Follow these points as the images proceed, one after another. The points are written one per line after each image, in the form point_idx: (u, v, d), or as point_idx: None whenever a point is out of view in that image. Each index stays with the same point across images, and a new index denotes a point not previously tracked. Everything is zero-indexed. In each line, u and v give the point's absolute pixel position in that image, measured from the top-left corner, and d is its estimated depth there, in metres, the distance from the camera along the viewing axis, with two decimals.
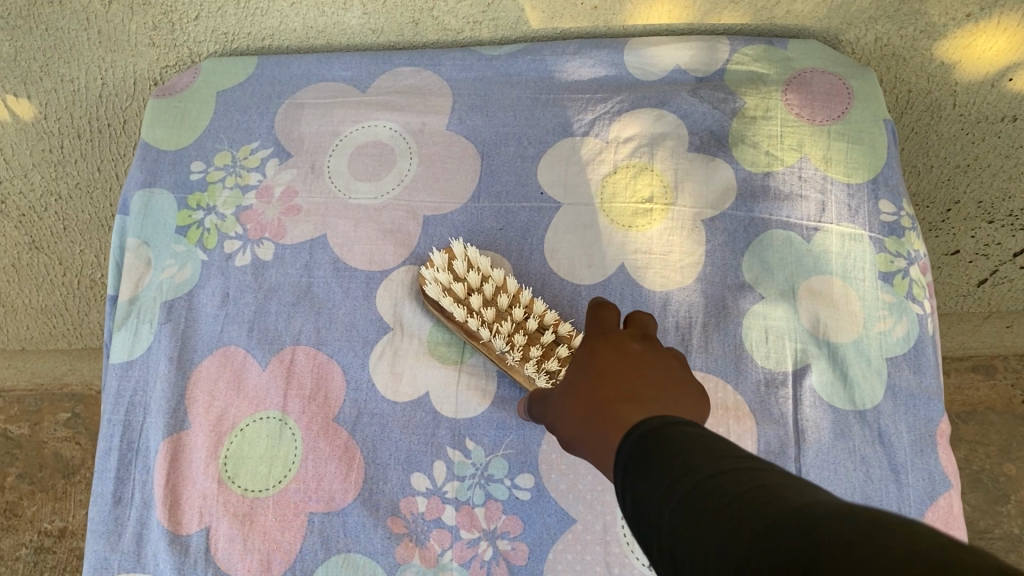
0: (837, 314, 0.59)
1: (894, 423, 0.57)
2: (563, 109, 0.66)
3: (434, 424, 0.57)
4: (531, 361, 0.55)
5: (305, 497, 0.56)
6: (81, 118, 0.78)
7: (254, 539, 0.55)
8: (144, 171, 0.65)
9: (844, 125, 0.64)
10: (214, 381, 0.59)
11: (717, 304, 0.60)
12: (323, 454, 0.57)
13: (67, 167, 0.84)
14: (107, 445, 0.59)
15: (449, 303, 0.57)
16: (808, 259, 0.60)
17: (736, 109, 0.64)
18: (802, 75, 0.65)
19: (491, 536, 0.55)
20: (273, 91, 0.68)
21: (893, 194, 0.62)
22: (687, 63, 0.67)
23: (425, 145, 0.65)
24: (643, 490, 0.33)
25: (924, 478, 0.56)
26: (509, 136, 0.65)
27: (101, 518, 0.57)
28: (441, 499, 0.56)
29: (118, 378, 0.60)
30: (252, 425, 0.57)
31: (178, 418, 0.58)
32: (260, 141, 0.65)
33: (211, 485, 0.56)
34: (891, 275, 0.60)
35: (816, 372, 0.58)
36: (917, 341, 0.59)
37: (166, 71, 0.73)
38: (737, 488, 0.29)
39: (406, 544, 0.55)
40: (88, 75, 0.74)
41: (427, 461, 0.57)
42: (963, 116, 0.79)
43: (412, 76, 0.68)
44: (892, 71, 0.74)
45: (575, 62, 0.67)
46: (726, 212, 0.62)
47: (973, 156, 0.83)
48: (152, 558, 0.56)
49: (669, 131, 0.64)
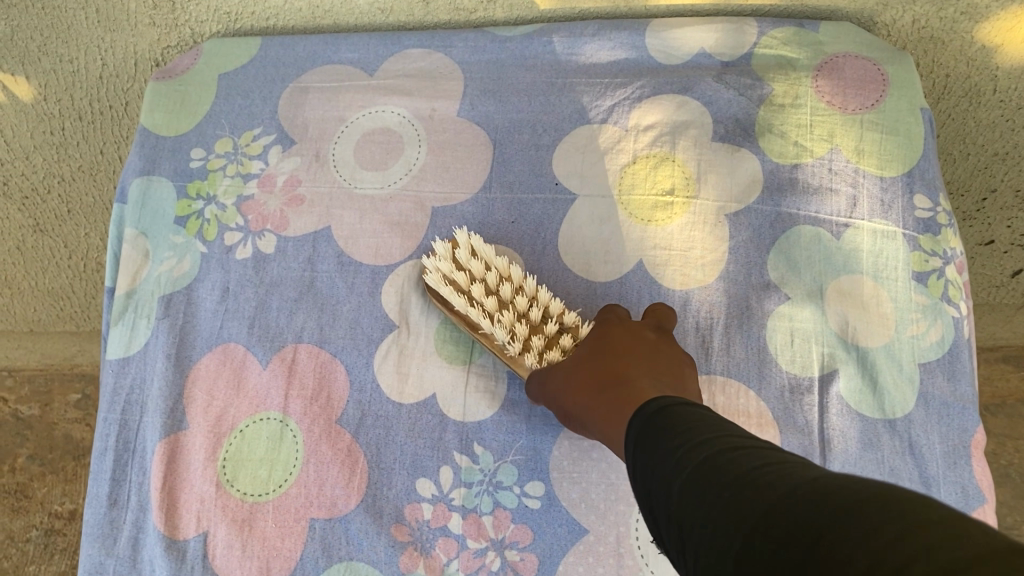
0: (867, 316, 0.56)
1: (925, 433, 0.54)
2: (580, 95, 0.62)
3: (441, 427, 0.55)
4: (533, 353, 0.52)
5: (306, 503, 0.54)
6: (81, 100, 0.75)
7: (254, 546, 0.53)
8: (143, 158, 0.63)
9: (879, 114, 0.60)
10: (213, 379, 0.56)
11: (740, 304, 0.57)
12: (325, 459, 0.54)
13: (68, 150, 0.81)
14: (102, 445, 0.56)
15: (450, 291, 0.54)
16: (837, 258, 0.57)
17: (763, 96, 0.61)
18: (835, 60, 0.62)
19: (499, 546, 0.53)
20: (277, 74, 0.65)
21: (930, 188, 0.59)
22: (713, 47, 0.63)
23: (435, 132, 0.62)
24: (652, 458, 0.34)
25: (957, 492, 0.53)
26: (523, 123, 0.62)
27: (97, 522, 0.55)
28: (448, 506, 0.53)
29: (114, 375, 0.58)
30: (253, 426, 0.55)
31: (176, 418, 0.56)
32: (262, 127, 0.63)
33: (209, 489, 0.54)
34: (926, 276, 0.57)
35: (844, 378, 0.55)
36: (952, 346, 0.55)
37: (168, 52, 0.70)
38: (753, 461, 0.29)
39: (411, 554, 0.53)
40: (87, 55, 0.71)
41: (433, 466, 0.54)
42: (1003, 102, 0.75)
43: (422, 59, 0.64)
44: (930, 55, 0.70)
45: (593, 45, 0.64)
46: (751, 206, 0.59)
47: (1012, 143, 0.79)
48: (148, 563, 0.54)
49: (692, 119, 0.61)
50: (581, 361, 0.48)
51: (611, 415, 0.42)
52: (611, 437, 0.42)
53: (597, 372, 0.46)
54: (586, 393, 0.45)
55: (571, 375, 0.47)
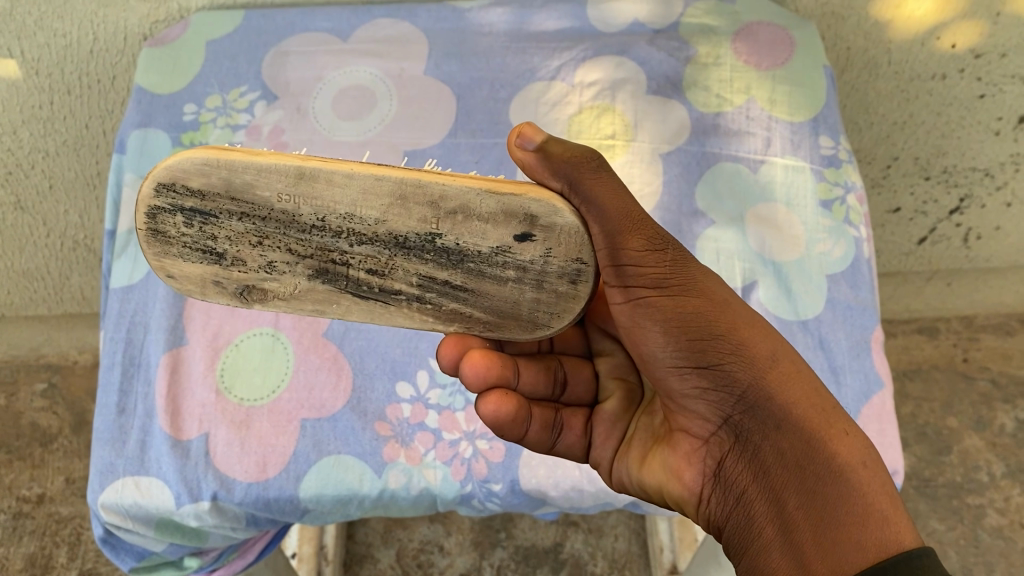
0: (781, 236, 0.65)
1: (833, 331, 0.63)
2: (531, 56, 0.71)
3: (417, 337, 0.63)
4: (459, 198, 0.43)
5: (298, 405, 0.60)
6: (72, 74, 0.81)
7: (251, 444, 0.59)
8: (139, 113, 0.69)
9: (788, 70, 0.70)
10: (210, 302, 0.64)
11: (674, 228, 0.66)
12: (314, 365, 0.62)
13: (55, 124, 0.86)
14: (109, 361, 0.63)
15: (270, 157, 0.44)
16: (756, 188, 0.67)
17: (689, 56, 0.71)
18: (750, 26, 0.72)
19: (471, 436, 0.60)
20: (261, 41, 0.72)
21: (833, 131, 0.69)
22: (645, 17, 0.73)
23: (404, 88, 0.70)
24: None
25: (861, 378, 0.61)
26: (482, 80, 0.71)
27: (106, 427, 0.61)
28: (425, 404, 0.61)
29: (119, 301, 0.65)
30: (247, 339, 0.62)
31: (177, 334, 0.63)
32: (248, 85, 0.70)
33: (209, 395, 0.60)
34: (831, 202, 0.67)
35: (763, 287, 0.64)
36: (853, 260, 0.65)
37: (156, 26, 0.78)
38: None
39: (393, 445, 0.60)
40: (80, 29, 0.77)
41: (411, 370, 0.62)
42: (897, 74, 0.85)
43: (390, 27, 0.73)
44: (833, 30, 0.81)
45: (542, 16, 0.73)
46: (681, 147, 0.68)
47: (908, 113, 0.90)
48: (155, 461, 0.59)
49: (629, 76, 0.70)
50: (744, 308, 0.43)
51: (868, 461, 0.38)
52: (870, 496, 0.37)
53: (793, 356, 0.42)
54: (786, 373, 0.41)
55: (746, 323, 0.42)
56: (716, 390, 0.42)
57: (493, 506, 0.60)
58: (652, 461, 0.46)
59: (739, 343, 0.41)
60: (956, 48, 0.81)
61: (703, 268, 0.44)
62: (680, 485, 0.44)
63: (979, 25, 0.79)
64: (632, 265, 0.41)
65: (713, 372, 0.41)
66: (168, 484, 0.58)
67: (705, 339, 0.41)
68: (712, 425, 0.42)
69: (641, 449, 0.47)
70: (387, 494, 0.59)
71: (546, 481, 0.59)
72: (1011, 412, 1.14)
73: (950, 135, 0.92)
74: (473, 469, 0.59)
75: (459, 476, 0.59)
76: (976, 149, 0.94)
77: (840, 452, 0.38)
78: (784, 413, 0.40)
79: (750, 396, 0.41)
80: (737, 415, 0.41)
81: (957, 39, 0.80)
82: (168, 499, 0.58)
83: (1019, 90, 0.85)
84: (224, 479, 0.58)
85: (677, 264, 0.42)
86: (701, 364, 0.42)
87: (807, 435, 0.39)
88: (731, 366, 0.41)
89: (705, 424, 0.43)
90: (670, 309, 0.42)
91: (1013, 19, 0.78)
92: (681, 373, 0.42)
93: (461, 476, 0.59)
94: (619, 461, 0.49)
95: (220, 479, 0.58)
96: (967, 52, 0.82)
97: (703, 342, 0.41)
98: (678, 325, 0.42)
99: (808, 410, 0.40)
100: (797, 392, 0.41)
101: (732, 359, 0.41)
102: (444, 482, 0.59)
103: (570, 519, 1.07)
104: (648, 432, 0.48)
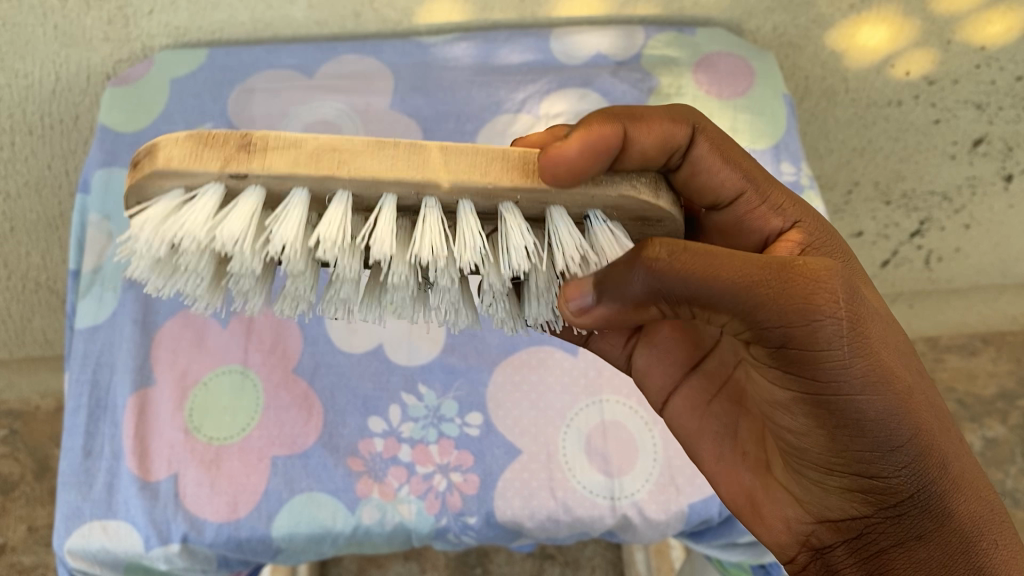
0: None
1: None
2: (496, 90, 0.72)
3: (388, 370, 0.63)
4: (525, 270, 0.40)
5: (268, 443, 0.60)
6: (33, 114, 0.79)
7: (221, 484, 0.58)
8: (104, 151, 0.70)
9: (747, 99, 0.72)
10: (176, 341, 0.63)
11: None
12: (284, 403, 0.61)
13: (16, 165, 0.83)
14: (75, 404, 0.62)
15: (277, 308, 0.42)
16: None
17: (651, 88, 0.72)
18: (710, 57, 0.74)
19: (444, 469, 0.60)
20: (225, 77, 0.73)
21: (793, 157, 0.71)
22: (607, 50, 0.74)
23: (371, 123, 0.71)
24: None
25: None
26: (449, 113, 0.72)
27: (72, 471, 0.59)
28: (397, 438, 0.60)
29: (84, 341, 0.64)
30: (215, 378, 0.62)
31: (143, 374, 0.62)
32: (213, 122, 0.71)
33: (178, 436, 0.60)
34: None
35: None
36: None
37: (119, 65, 0.77)
38: None
39: (366, 481, 0.59)
40: (43, 70, 0.75)
41: (384, 405, 0.62)
42: (854, 101, 0.87)
43: (355, 63, 0.73)
44: (790, 59, 0.83)
45: (507, 49, 0.74)
46: None
47: (866, 139, 0.92)
48: (122, 504, 0.58)
49: (593, 107, 0.71)
50: (923, 393, 0.37)
51: None
52: None
53: (954, 446, 0.38)
54: (954, 485, 0.37)
55: (929, 421, 0.37)
56: (871, 489, 0.38)
57: (469, 540, 0.60)
58: (755, 486, 0.45)
59: (918, 454, 0.36)
60: (910, 75, 0.83)
61: (881, 328, 0.36)
62: (783, 535, 0.43)
63: (930, 53, 0.81)
64: (812, 354, 0.34)
65: (870, 479, 0.37)
66: (137, 527, 0.57)
67: (879, 452, 0.36)
68: (845, 514, 0.40)
69: (741, 463, 0.46)
70: (360, 530, 0.58)
71: (522, 512, 0.59)
72: (978, 431, 1.15)
73: (908, 160, 0.94)
74: (449, 502, 0.59)
75: (433, 510, 0.58)
76: (933, 173, 0.96)
77: (990, 564, 0.37)
78: (937, 523, 0.38)
79: (905, 503, 0.38)
80: (877, 516, 0.39)
81: (911, 67, 0.82)
82: (136, 542, 0.56)
83: (971, 115, 0.88)
84: (194, 520, 0.57)
85: (871, 354, 0.35)
86: (864, 467, 0.37)
87: (955, 550, 0.37)
88: (895, 477, 0.37)
89: (833, 512, 0.40)
90: (847, 414, 0.35)
91: (963, 47, 0.80)
92: (829, 471, 0.38)
93: (436, 510, 0.58)
94: (703, 451, 0.48)
95: (190, 520, 0.57)
96: (920, 79, 0.83)
97: (877, 450, 0.36)
98: (853, 432, 0.36)
99: (965, 519, 0.38)
100: (959, 499, 0.38)
101: (900, 474, 0.37)
102: (418, 516, 0.58)
103: (546, 552, 1.05)
104: (722, 429, 0.48)
